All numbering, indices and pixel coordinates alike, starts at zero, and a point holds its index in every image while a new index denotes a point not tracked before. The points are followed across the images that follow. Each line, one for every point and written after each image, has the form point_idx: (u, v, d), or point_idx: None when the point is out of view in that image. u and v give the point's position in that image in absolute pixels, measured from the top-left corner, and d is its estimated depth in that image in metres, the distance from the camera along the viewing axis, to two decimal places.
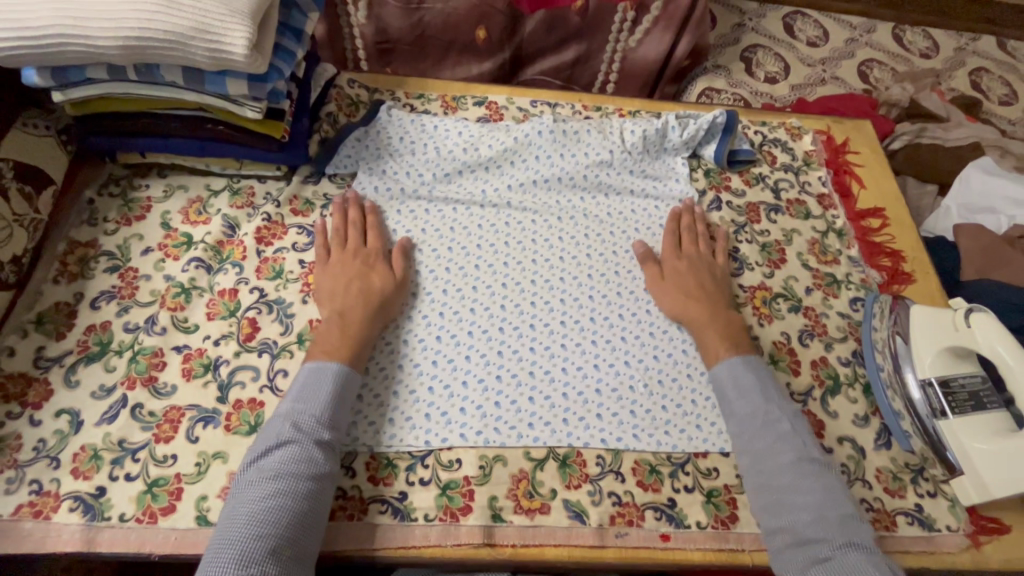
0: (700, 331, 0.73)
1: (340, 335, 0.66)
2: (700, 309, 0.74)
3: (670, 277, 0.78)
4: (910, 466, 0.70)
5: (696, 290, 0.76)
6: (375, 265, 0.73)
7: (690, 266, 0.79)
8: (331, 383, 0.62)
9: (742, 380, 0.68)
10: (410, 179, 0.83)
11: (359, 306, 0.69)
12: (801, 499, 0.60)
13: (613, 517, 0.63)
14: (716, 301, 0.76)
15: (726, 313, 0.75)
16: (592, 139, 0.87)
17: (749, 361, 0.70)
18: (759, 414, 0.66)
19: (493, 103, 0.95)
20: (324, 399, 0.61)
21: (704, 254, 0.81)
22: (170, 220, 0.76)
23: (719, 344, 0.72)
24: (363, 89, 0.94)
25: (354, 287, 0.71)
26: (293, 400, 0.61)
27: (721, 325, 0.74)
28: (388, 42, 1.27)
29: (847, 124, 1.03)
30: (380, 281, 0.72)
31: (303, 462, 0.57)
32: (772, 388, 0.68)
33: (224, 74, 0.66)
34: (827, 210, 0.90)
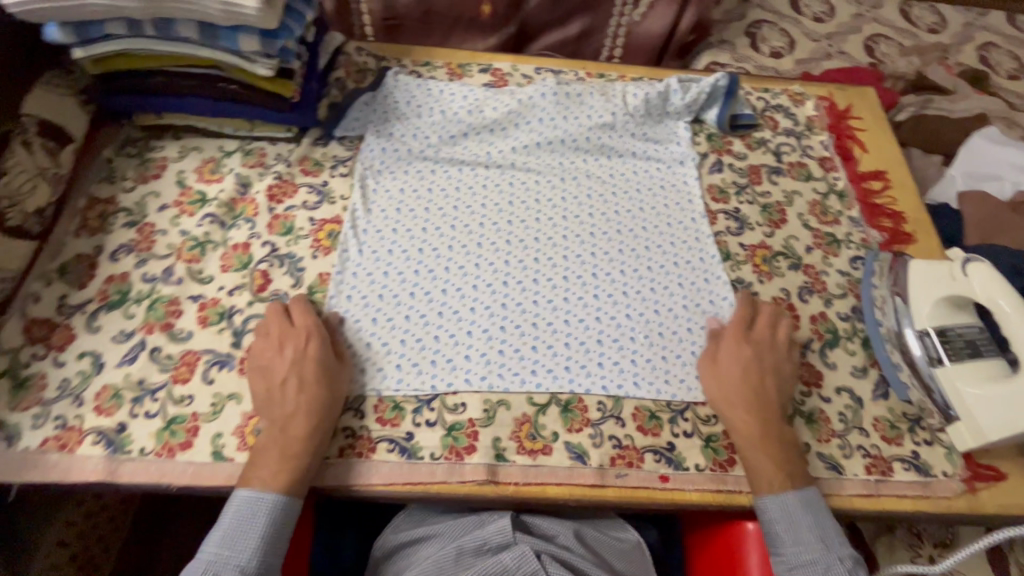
0: (751, 446, 0.65)
1: (278, 455, 0.59)
2: (752, 425, 0.66)
3: (730, 375, 0.69)
4: (907, 415, 0.71)
5: (751, 401, 0.67)
6: (300, 358, 0.64)
7: (748, 368, 0.69)
8: (258, 531, 0.57)
9: (798, 520, 0.62)
10: (417, 140, 0.85)
11: (284, 415, 0.61)
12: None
13: (613, 459, 0.65)
14: (778, 418, 0.66)
15: (785, 431, 0.66)
16: (594, 102, 0.88)
17: (806, 495, 0.63)
18: (817, 562, 0.60)
19: (498, 70, 0.97)
20: (249, 546, 0.57)
21: (772, 349, 0.71)
22: (185, 178, 0.79)
23: (771, 466, 0.64)
24: (371, 57, 0.96)
25: (283, 385, 0.63)
26: (217, 539, 0.58)
27: (767, 448, 0.65)
28: (395, 19, 1.29)
29: (850, 92, 1.03)
30: (310, 372, 0.63)
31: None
32: (830, 524, 0.62)
33: (237, 30, 0.69)
34: (828, 172, 0.91)
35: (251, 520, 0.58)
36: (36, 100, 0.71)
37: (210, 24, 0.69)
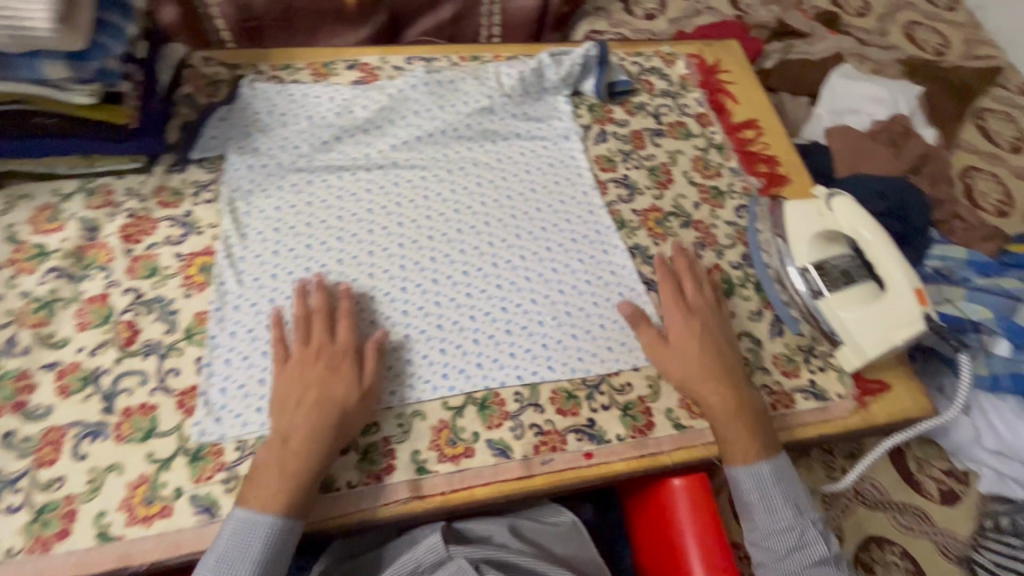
0: (718, 418, 0.67)
1: (282, 468, 0.56)
2: (718, 394, 0.67)
3: (683, 353, 0.69)
4: (801, 348, 0.76)
5: (695, 377, 0.68)
6: (339, 369, 0.62)
7: (692, 342, 0.70)
8: (253, 562, 0.54)
9: (768, 486, 0.66)
10: (286, 152, 0.79)
11: (309, 429, 0.58)
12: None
13: (536, 447, 0.65)
14: (737, 388, 0.68)
15: (751, 401, 0.68)
16: (469, 88, 0.86)
17: (777, 463, 0.67)
18: (794, 530, 0.65)
19: (367, 64, 0.91)
20: (250, 569, 0.54)
21: (708, 315, 0.72)
22: (17, 233, 0.69)
23: (742, 437, 0.66)
24: (221, 66, 0.87)
25: (308, 395, 0.60)
26: (220, 555, 0.54)
27: (739, 407, 0.67)
28: (253, 20, 1.19)
29: (716, 46, 1.07)
30: (343, 387, 0.61)
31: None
32: (802, 493, 0.67)
33: (36, 55, 0.60)
34: (705, 128, 0.94)
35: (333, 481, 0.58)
36: None
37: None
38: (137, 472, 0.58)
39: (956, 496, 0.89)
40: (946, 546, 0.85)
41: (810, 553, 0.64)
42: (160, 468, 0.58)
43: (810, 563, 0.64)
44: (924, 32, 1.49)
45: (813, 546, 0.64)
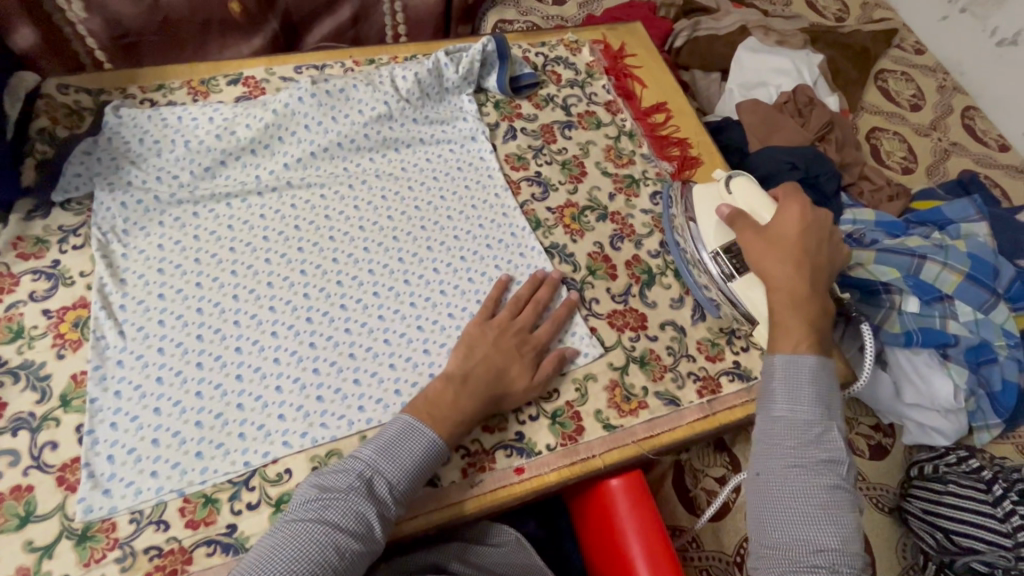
0: (784, 305, 0.66)
1: (453, 402, 0.61)
2: (795, 279, 0.66)
3: (787, 236, 0.68)
4: (723, 330, 0.77)
5: (802, 260, 0.67)
6: (526, 354, 0.66)
7: (805, 234, 0.68)
8: (424, 451, 0.58)
9: (803, 378, 0.61)
10: (163, 183, 0.72)
11: (487, 383, 0.63)
12: (800, 484, 0.57)
13: (465, 470, 0.63)
14: (818, 288, 0.67)
15: (813, 302, 0.66)
16: (362, 95, 0.81)
17: (823, 363, 0.63)
18: (817, 424, 0.59)
19: (251, 78, 0.85)
20: (409, 463, 0.58)
21: (824, 223, 0.71)
22: None
23: (798, 327, 0.64)
24: (82, 93, 0.78)
25: (495, 360, 0.64)
26: (380, 446, 0.58)
27: (792, 302, 0.66)
28: (129, 36, 1.09)
29: (620, 30, 1.05)
30: (520, 371, 0.65)
31: (369, 522, 0.54)
32: (834, 401, 0.62)
33: None
34: (615, 115, 0.93)
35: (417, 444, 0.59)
36: None
37: None
38: (15, 565, 0.52)
39: (885, 450, 0.94)
40: (879, 499, 0.90)
41: (825, 452, 0.58)
42: (41, 557, 0.52)
43: (823, 460, 0.58)
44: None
45: (831, 442, 0.59)
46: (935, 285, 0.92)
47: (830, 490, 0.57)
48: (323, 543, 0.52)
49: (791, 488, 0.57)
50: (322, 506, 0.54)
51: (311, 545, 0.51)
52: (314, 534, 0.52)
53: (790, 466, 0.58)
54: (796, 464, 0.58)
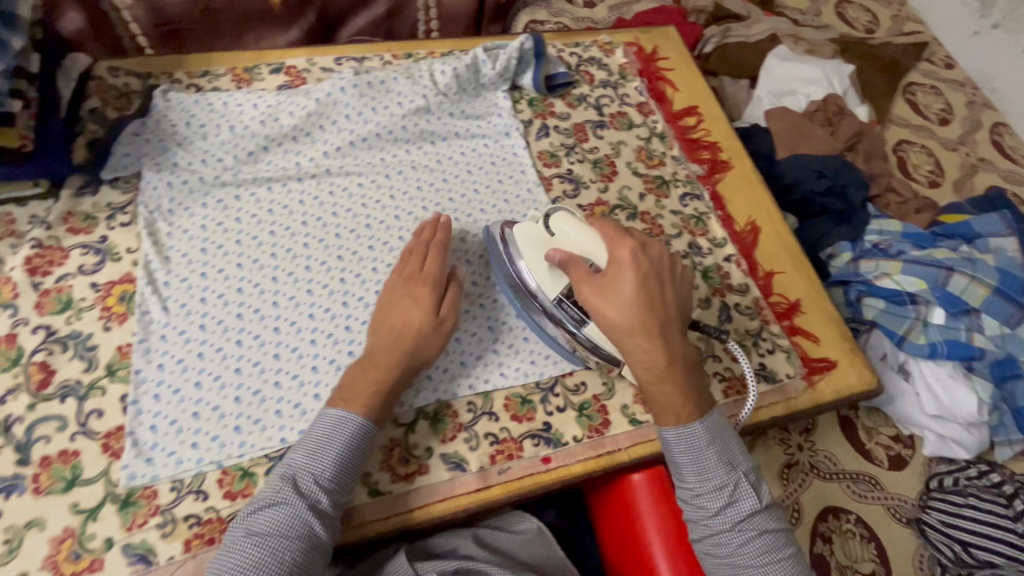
0: (654, 380, 0.59)
1: (366, 379, 0.60)
2: (652, 347, 0.58)
3: (621, 291, 0.59)
4: (750, 332, 0.77)
5: (644, 322, 0.58)
6: (423, 301, 0.64)
7: (639, 283, 0.59)
8: (344, 443, 0.57)
9: (701, 452, 0.58)
10: (209, 166, 0.74)
11: (392, 348, 0.61)
12: (737, 546, 0.56)
13: (493, 457, 0.64)
14: (682, 333, 0.60)
15: (683, 349, 0.60)
16: (401, 87, 0.82)
17: (709, 421, 0.59)
18: (725, 486, 0.58)
19: (293, 68, 0.87)
20: (331, 458, 0.56)
21: (663, 258, 0.62)
22: None
23: (673, 394, 0.59)
24: (131, 76, 0.80)
25: (394, 329, 0.62)
26: (299, 450, 0.56)
27: (663, 365, 0.59)
28: (170, 24, 1.11)
29: (654, 33, 1.06)
30: (427, 333, 0.62)
31: (308, 522, 0.53)
32: (733, 446, 0.59)
33: None
34: (647, 116, 0.94)
35: (329, 442, 0.57)
36: None
37: None
38: (61, 525, 0.54)
39: (904, 461, 0.93)
40: (896, 509, 0.90)
41: (743, 508, 0.57)
42: (86, 519, 0.54)
43: (737, 520, 0.57)
44: (854, 11, 1.53)
45: (742, 501, 0.57)
46: (963, 298, 0.91)
47: (763, 536, 0.57)
48: (260, 555, 0.51)
49: (729, 551, 0.57)
50: (252, 521, 0.53)
51: (250, 560, 0.51)
52: (248, 551, 0.51)
53: (718, 535, 0.57)
54: (725, 531, 0.57)
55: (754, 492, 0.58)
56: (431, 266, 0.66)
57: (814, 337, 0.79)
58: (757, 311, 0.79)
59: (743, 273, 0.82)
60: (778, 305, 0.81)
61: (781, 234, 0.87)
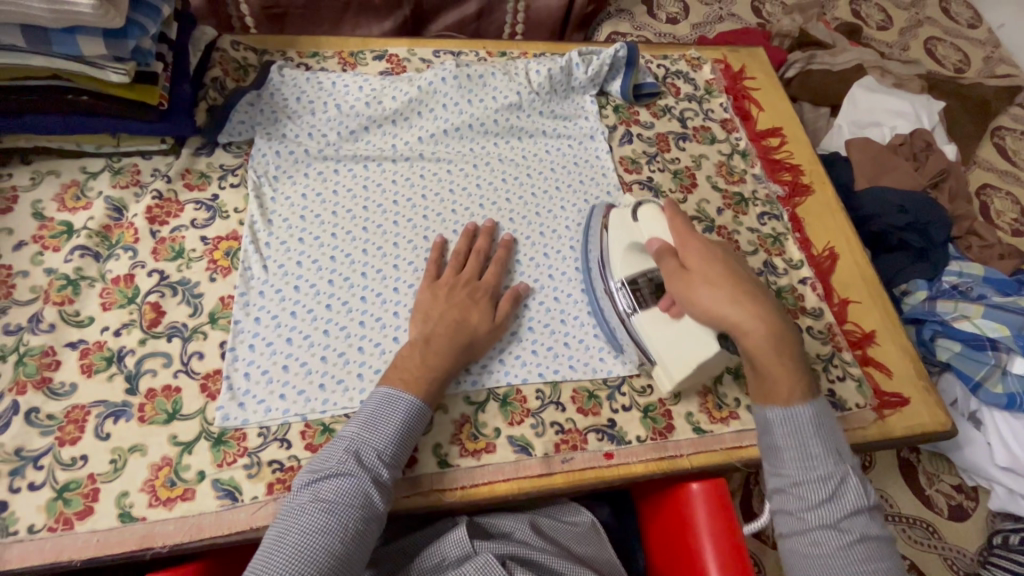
0: (759, 355, 0.56)
1: (422, 362, 0.61)
2: (757, 325, 0.56)
3: (705, 273, 0.60)
4: (821, 357, 0.76)
5: (742, 298, 0.57)
6: (481, 301, 0.67)
7: (720, 261, 0.61)
8: (403, 418, 0.57)
9: (805, 438, 0.54)
10: (314, 140, 0.79)
11: (450, 337, 0.63)
12: (833, 545, 0.51)
13: (557, 445, 0.65)
14: (781, 310, 0.59)
15: (787, 328, 0.57)
16: (497, 83, 0.85)
17: (819, 408, 0.55)
18: (831, 478, 0.53)
19: (394, 56, 0.91)
20: (391, 433, 0.56)
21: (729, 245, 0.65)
22: (43, 209, 0.69)
23: (786, 375, 0.55)
24: (250, 51, 0.86)
25: (451, 317, 0.64)
26: (360, 422, 0.57)
27: (776, 341, 0.56)
28: (277, 7, 1.18)
29: (742, 53, 1.07)
30: (479, 317, 0.65)
31: (369, 493, 0.53)
32: (837, 438, 0.55)
33: (74, 32, 0.60)
34: (730, 133, 0.94)
35: (391, 416, 0.57)
36: None
37: (37, 26, 0.59)
38: (161, 453, 0.58)
39: (965, 512, 0.90)
40: (953, 561, 0.86)
41: (843, 503, 0.52)
42: (182, 451, 0.58)
43: (841, 518, 0.52)
44: (944, 48, 1.49)
45: (846, 496, 0.52)
46: None
47: (864, 539, 0.51)
48: (327, 523, 0.51)
49: (823, 551, 0.51)
50: (315, 489, 0.53)
51: (317, 526, 0.50)
52: (314, 521, 0.51)
53: (817, 532, 0.52)
54: (822, 527, 0.52)
55: (860, 488, 0.53)
56: (490, 271, 0.70)
57: (888, 369, 0.78)
58: (829, 337, 0.78)
59: (818, 297, 0.81)
60: (852, 334, 0.80)
61: (860, 263, 0.86)
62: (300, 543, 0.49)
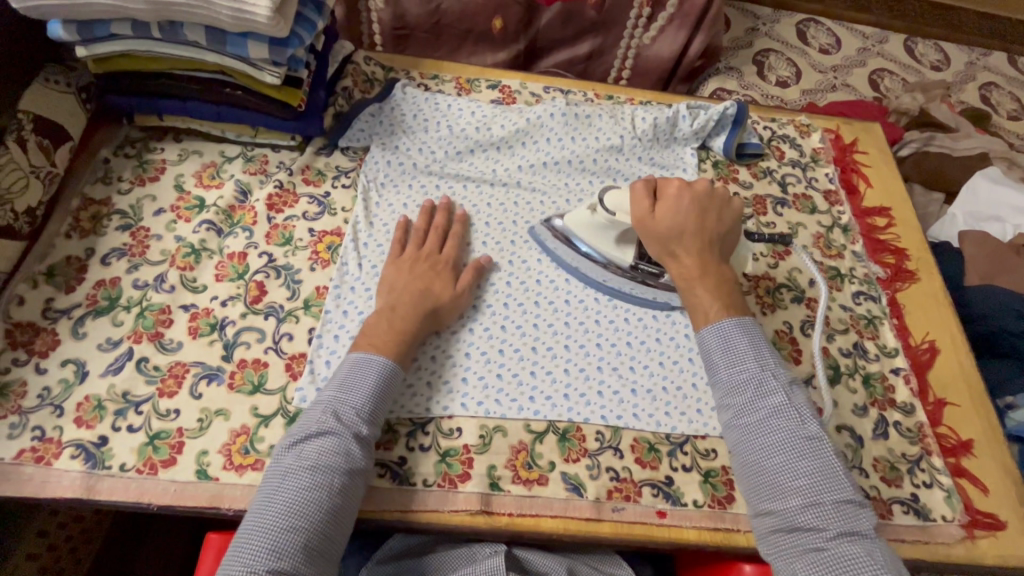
0: (687, 283, 0.67)
1: (390, 328, 0.64)
2: (690, 261, 0.67)
3: (664, 220, 0.68)
4: (907, 457, 0.70)
5: (686, 234, 0.68)
6: (443, 273, 0.70)
7: (683, 212, 0.68)
8: (375, 378, 0.60)
9: (733, 343, 0.63)
10: (422, 155, 0.84)
11: (414, 303, 0.66)
12: (769, 443, 0.58)
13: (610, 492, 0.64)
14: (717, 249, 0.69)
15: (720, 268, 0.68)
16: (603, 124, 0.88)
17: (743, 323, 0.65)
18: (751, 380, 0.61)
19: (507, 87, 0.96)
20: (363, 392, 0.59)
21: (713, 189, 0.71)
22: (184, 182, 0.77)
23: (708, 298, 0.66)
24: (379, 67, 0.93)
25: (415, 285, 0.68)
26: (342, 372, 0.61)
27: (712, 280, 0.67)
28: (405, 29, 1.27)
29: (856, 126, 1.04)
30: (443, 287, 0.68)
31: (351, 449, 0.56)
32: (765, 349, 0.63)
33: (247, 36, 0.68)
34: (833, 205, 0.91)
35: (364, 378, 0.60)
36: (35, 97, 0.69)
37: (219, 29, 0.68)
38: (241, 421, 0.62)
39: None
40: None
41: (772, 404, 0.59)
42: (260, 423, 0.62)
43: (772, 416, 0.59)
44: None
45: (771, 399, 0.59)
46: None
47: (795, 434, 0.57)
48: (311, 481, 0.53)
49: (763, 452, 0.58)
50: (299, 450, 0.55)
51: (302, 484, 0.53)
52: (301, 479, 0.53)
53: (752, 436, 0.59)
54: (757, 423, 0.59)
55: (783, 388, 0.60)
56: (451, 242, 0.74)
57: (983, 485, 0.70)
58: (918, 437, 0.72)
59: (910, 392, 0.75)
60: (946, 439, 0.73)
61: (963, 363, 0.79)
62: (282, 507, 0.52)
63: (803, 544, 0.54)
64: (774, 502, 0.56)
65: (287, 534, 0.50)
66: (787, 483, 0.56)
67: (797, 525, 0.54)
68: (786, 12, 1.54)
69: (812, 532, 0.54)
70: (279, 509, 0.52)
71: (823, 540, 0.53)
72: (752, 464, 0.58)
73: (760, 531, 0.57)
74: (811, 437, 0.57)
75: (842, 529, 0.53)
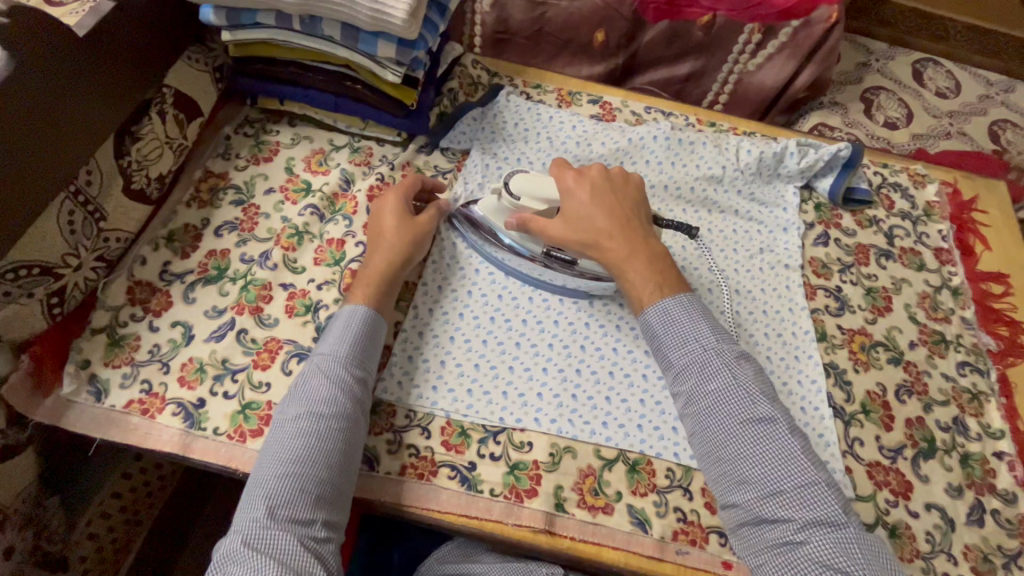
0: (622, 267, 0.66)
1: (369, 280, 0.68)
2: (618, 245, 0.66)
3: (579, 211, 0.68)
4: (1003, 549, 0.65)
5: (604, 218, 0.67)
6: (403, 219, 0.72)
7: (596, 197, 0.68)
8: (356, 330, 0.63)
9: (676, 322, 0.63)
10: (520, 163, 0.84)
11: (386, 257, 0.69)
12: (721, 431, 0.58)
13: (676, 533, 0.62)
14: (634, 216, 0.68)
15: (644, 235, 0.67)
16: (705, 153, 0.86)
17: (681, 301, 0.64)
18: (696, 361, 0.61)
19: (608, 103, 0.95)
20: (347, 345, 0.62)
21: (607, 173, 0.71)
22: (294, 166, 0.81)
23: (644, 279, 0.65)
24: (485, 71, 0.94)
25: (383, 239, 0.71)
26: (319, 354, 0.62)
27: (645, 259, 0.66)
28: (506, 33, 1.28)
29: (977, 181, 0.96)
30: (406, 234, 0.71)
31: (339, 396, 0.58)
32: (707, 322, 0.63)
33: (378, 36, 0.70)
34: (943, 265, 0.85)
35: (347, 332, 0.63)
36: (176, 74, 0.75)
37: (353, 26, 0.70)
38: None
39: None
40: None
41: (717, 386, 0.59)
42: None
43: (716, 398, 0.59)
44: None
45: (712, 380, 0.60)
46: None
47: (740, 418, 0.57)
48: (303, 429, 0.56)
49: (718, 441, 0.58)
50: (291, 405, 0.59)
51: (294, 434, 0.56)
52: (293, 430, 0.56)
53: (703, 423, 0.59)
54: (704, 408, 0.59)
55: (726, 362, 0.60)
56: (388, 216, 0.73)
57: None
58: (1019, 530, 0.66)
59: (1014, 480, 0.69)
60: None
61: None
62: (285, 458, 0.55)
63: (770, 539, 0.53)
64: (735, 492, 0.56)
65: (288, 479, 0.53)
66: (744, 473, 0.56)
67: (760, 517, 0.54)
68: (903, 49, 1.46)
69: (779, 524, 0.53)
70: (278, 461, 0.55)
71: (791, 531, 0.53)
72: (709, 454, 0.58)
73: (729, 527, 0.57)
74: (759, 418, 0.57)
75: (807, 517, 0.52)
